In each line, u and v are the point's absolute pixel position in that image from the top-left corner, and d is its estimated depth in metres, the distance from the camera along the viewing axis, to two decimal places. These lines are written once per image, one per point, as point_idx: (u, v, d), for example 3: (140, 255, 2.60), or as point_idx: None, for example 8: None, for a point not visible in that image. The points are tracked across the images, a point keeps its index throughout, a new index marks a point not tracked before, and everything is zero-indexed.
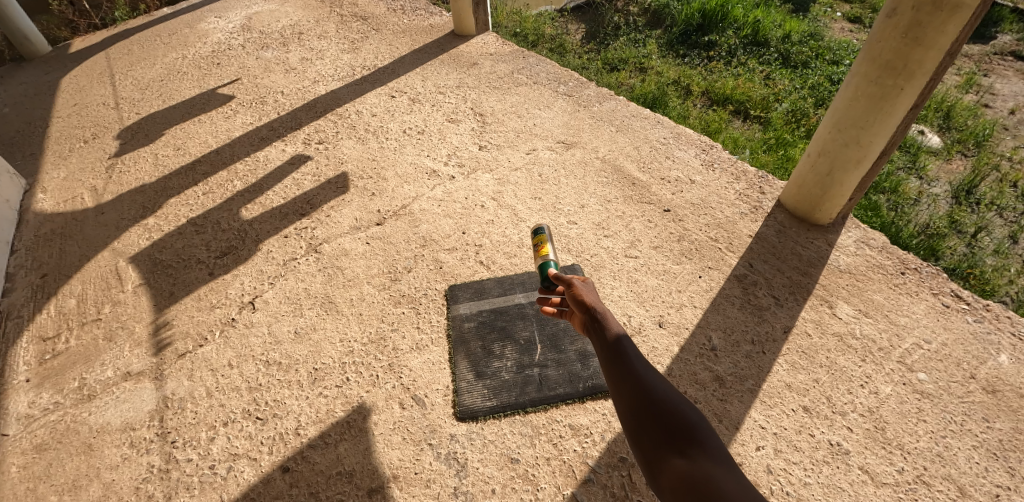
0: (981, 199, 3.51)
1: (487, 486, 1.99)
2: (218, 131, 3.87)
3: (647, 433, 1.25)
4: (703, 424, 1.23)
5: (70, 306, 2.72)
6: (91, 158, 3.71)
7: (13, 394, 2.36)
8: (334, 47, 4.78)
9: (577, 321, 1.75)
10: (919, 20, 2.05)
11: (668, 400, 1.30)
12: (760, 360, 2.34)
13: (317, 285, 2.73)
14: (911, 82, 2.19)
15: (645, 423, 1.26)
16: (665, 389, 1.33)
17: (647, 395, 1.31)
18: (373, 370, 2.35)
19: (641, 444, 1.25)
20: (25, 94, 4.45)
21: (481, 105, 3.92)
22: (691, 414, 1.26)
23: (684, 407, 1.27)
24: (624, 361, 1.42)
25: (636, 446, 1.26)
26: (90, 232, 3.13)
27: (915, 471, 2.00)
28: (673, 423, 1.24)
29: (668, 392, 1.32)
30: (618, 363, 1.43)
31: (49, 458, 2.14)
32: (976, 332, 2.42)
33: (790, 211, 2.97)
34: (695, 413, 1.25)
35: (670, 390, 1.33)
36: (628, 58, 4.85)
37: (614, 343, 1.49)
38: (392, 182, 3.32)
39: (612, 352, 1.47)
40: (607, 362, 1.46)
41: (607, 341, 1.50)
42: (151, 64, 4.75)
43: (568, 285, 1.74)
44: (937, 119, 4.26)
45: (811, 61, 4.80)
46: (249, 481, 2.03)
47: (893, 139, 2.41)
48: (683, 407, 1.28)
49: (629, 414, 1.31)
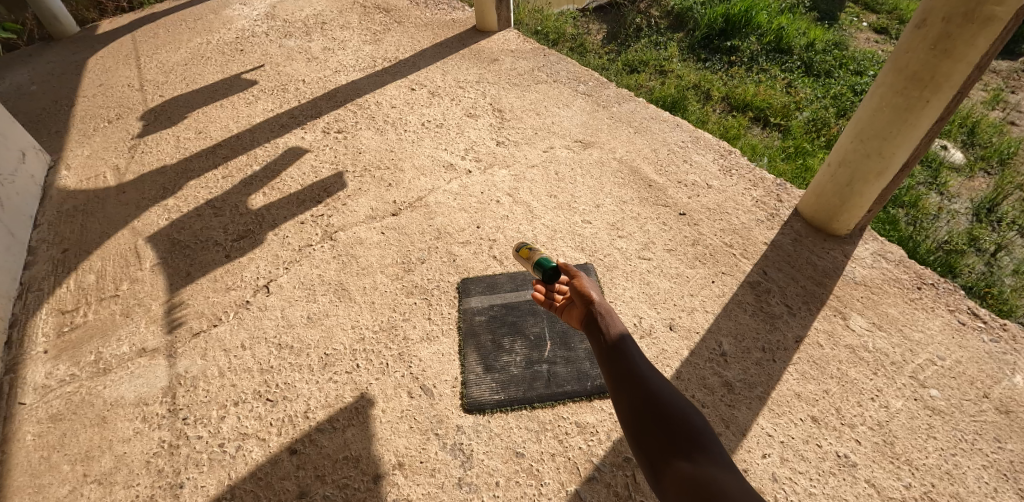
0: (1003, 217, 3.45)
1: (491, 479, 2.00)
2: (239, 117, 3.91)
3: (652, 436, 1.24)
4: (707, 429, 1.23)
5: (89, 281, 2.77)
6: (114, 139, 3.77)
7: (31, 364, 2.41)
8: (356, 38, 4.81)
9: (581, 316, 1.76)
10: (950, 32, 2.02)
11: (673, 404, 1.30)
12: (770, 368, 2.33)
13: (331, 272, 2.76)
14: (938, 94, 2.16)
15: (649, 425, 1.26)
16: (670, 393, 1.33)
17: (650, 398, 1.31)
18: (383, 358, 2.37)
19: (644, 447, 1.24)
20: (52, 73, 4.52)
21: (500, 101, 3.92)
22: (696, 419, 1.26)
23: (689, 412, 1.27)
24: (628, 364, 1.42)
25: (639, 449, 1.26)
26: (111, 210, 3.18)
27: (923, 487, 1.98)
28: (677, 427, 1.23)
29: (673, 396, 1.32)
30: (622, 364, 1.43)
31: (63, 429, 2.18)
32: (991, 351, 2.39)
33: (807, 221, 2.94)
34: (699, 419, 1.25)
35: (675, 394, 1.33)
36: (648, 61, 4.82)
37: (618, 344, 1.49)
38: (408, 174, 3.34)
39: (616, 354, 1.47)
40: (610, 363, 1.46)
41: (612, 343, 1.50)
42: (176, 47, 4.81)
43: (573, 277, 1.78)
44: (961, 135, 4.19)
45: (834, 71, 4.75)
46: (256, 461, 2.06)
47: (915, 151, 2.39)
48: (688, 412, 1.28)
49: (632, 417, 1.30)
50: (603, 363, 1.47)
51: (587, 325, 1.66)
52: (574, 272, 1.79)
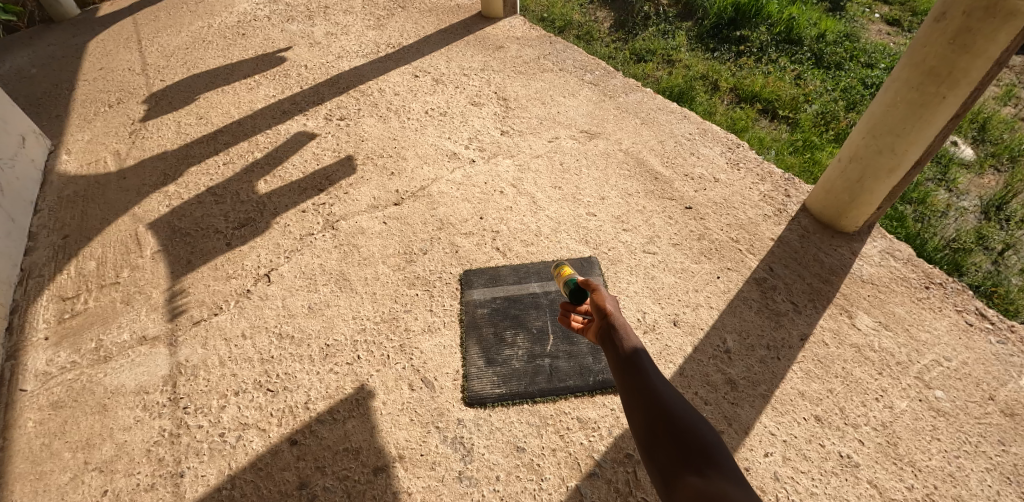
0: (1012, 216, 3.40)
1: (492, 473, 1.99)
2: (241, 103, 3.86)
3: (664, 451, 1.21)
4: (720, 445, 1.19)
5: (90, 268, 2.75)
6: (116, 123, 3.73)
7: (32, 351, 2.40)
8: (359, 23, 4.74)
9: (593, 332, 1.71)
10: (969, 26, 1.96)
11: (685, 418, 1.27)
12: (775, 366, 2.31)
13: (332, 262, 2.73)
14: (955, 90, 2.11)
15: (661, 440, 1.23)
16: (683, 409, 1.29)
17: (663, 412, 1.29)
18: (384, 349, 2.36)
19: (657, 463, 1.21)
20: (52, 56, 4.47)
21: (504, 89, 3.87)
22: (708, 435, 1.22)
23: (702, 428, 1.24)
24: (642, 377, 1.39)
25: (652, 463, 1.23)
26: (111, 196, 3.16)
27: (926, 489, 1.97)
28: (690, 442, 1.20)
29: (685, 410, 1.29)
30: (635, 376, 1.41)
31: (64, 416, 2.18)
32: (998, 353, 2.36)
33: (816, 217, 2.89)
34: (712, 434, 1.22)
35: (687, 408, 1.30)
36: (655, 50, 4.74)
37: (631, 358, 1.47)
38: (412, 162, 3.31)
39: (628, 365, 1.45)
40: (623, 376, 1.44)
41: (625, 358, 1.48)
42: (177, 31, 4.75)
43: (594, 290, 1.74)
44: (972, 130, 4.09)
45: (844, 63, 4.64)
46: (256, 451, 2.05)
47: (929, 148, 2.33)
48: (700, 427, 1.24)
49: (645, 431, 1.28)
50: (616, 376, 1.46)
51: (601, 336, 1.63)
52: (596, 286, 1.76)
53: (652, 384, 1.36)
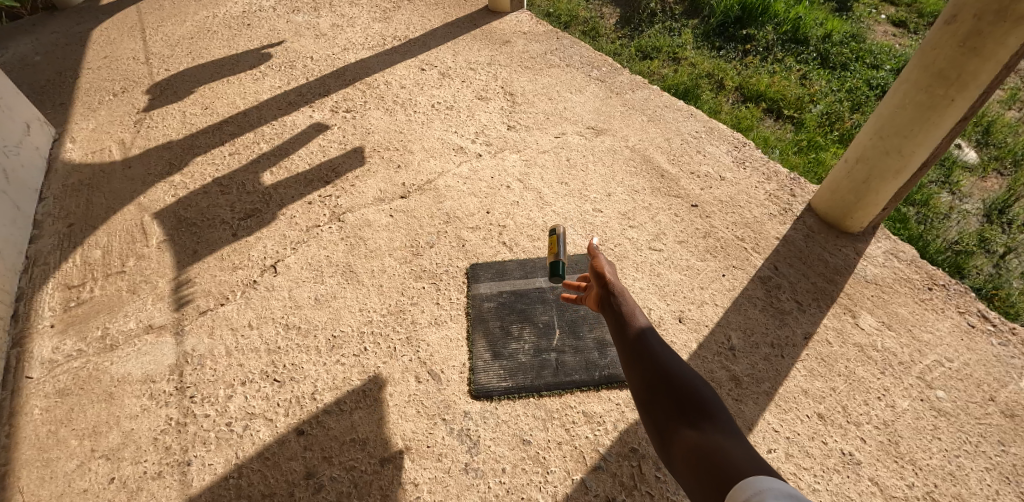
0: (1014, 219, 3.41)
1: (498, 465, 2.00)
2: (246, 93, 3.85)
3: (660, 405, 1.23)
4: (715, 397, 1.20)
5: (95, 256, 2.75)
6: (120, 113, 3.72)
7: (38, 338, 2.40)
8: (365, 15, 4.73)
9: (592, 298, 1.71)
10: (980, 30, 1.97)
11: (681, 373, 1.27)
12: (779, 364, 2.32)
13: (339, 254, 2.73)
14: (963, 93, 2.12)
15: (657, 396, 1.24)
16: (678, 365, 1.30)
17: (658, 369, 1.29)
18: (391, 342, 2.37)
19: (654, 418, 1.23)
20: (56, 44, 4.45)
21: (511, 84, 3.86)
22: (703, 388, 1.23)
23: (697, 382, 1.25)
24: (637, 339, 1.39)
25: (649, 419, 1.24)
26: (117, 185, 3.15)
27: (926, 487, 1.99)
28: (685, 396, 1.21)
29: (681, 366, 1.30)
30: (631, 337, 1.41)
31: (71, 404, 2.19)
32: (999, 354, 2.37)
33: (821, 218, 2.90)
34: (707, 387, 1.23)
35: (682, 364, 1.30)
36: (661, 47, 4.73)
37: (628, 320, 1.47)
38: (418, 156, 3.31)
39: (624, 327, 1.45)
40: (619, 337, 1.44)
41: (622, 321, 1.47)
42: (182, 21, 4.72)
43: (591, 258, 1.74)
44: (976, 133, 4.09)
45: (850, 63, 4.64)
46: (263, 441, 2.06)
47: (936, 150, 2.35)
48: (695, 381, 1.25)
49: (640, 387, 1.29)
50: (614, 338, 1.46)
51: (600, 304, 1.64)
52: (594, 253, 1.75)
53: (647, 344, 1.36)
